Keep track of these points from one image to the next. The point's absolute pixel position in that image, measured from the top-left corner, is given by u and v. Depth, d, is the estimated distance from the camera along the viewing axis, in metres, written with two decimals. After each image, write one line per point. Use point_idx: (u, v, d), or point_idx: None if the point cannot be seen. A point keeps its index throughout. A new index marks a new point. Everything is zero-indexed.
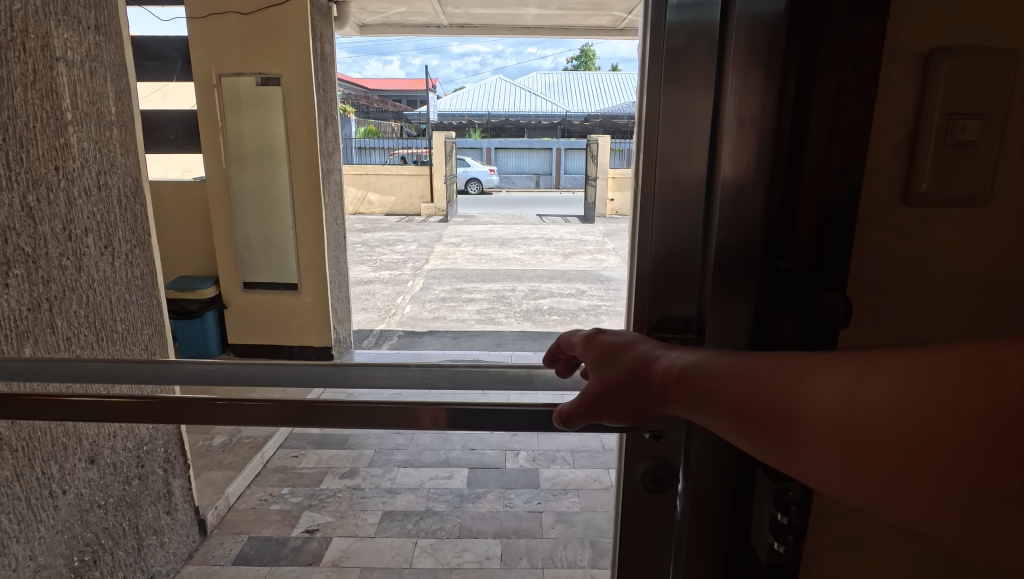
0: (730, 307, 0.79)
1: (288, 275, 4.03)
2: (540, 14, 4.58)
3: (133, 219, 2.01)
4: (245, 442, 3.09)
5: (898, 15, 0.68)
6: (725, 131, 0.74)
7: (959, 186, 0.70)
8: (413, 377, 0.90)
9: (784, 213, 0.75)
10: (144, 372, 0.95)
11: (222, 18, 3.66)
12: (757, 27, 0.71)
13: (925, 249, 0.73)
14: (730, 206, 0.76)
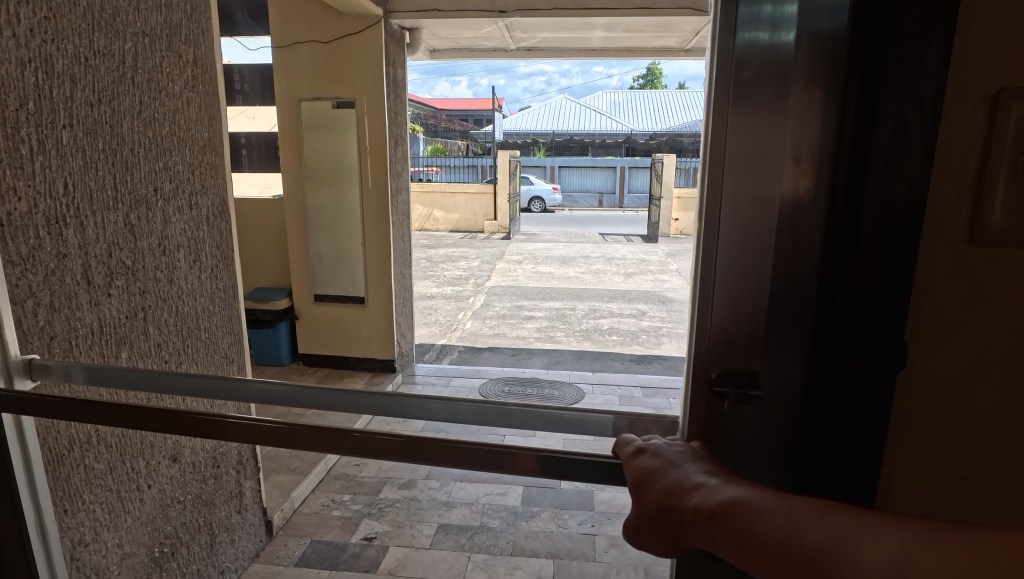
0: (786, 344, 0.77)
1: (356, 289, 4.20)
2: (606, 36, 4.61)
3: (218, 236, 2.17)
4: None
5: (963, 52, 0.68)
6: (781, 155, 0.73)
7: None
8: (461, 413, 0.88)
9: (843, 241, 0.74)
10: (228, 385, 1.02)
11: (303, 47, 3.89)
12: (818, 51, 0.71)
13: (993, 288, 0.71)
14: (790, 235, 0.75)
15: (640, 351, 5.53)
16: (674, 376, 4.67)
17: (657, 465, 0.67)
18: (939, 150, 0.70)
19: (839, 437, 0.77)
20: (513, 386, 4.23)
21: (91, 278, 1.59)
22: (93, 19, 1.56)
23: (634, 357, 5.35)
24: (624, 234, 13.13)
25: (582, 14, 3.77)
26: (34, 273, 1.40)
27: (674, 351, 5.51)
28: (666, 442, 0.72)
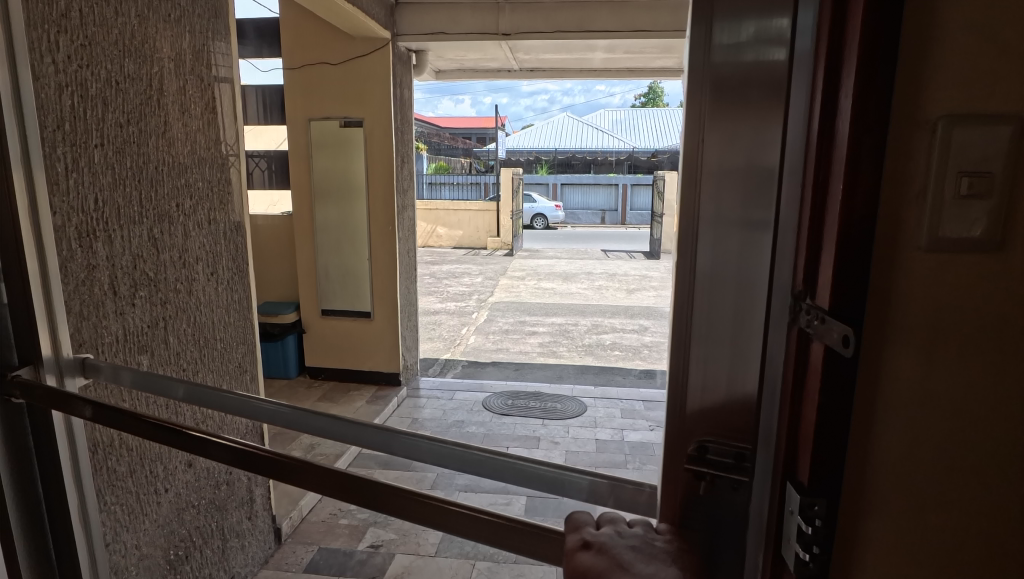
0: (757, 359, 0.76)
1: (362, 303, 4.28)
2: (607, 58, 4.74)
3: (234, 250, 2.26)
4: (318, 458, 3.28)
5: (912, 60, 0.56)
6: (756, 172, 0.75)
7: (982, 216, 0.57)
8: (437, 453, 1.00)
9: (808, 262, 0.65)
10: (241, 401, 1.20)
11: (313, 68, 4.02)
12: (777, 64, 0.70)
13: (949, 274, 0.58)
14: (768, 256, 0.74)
15: (643, 365, 5.59)
16: None
17: (601, 565, 0.81)
18: (891, 162, 0.57)
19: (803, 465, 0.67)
20: (516, 400, 4.29)
21: (118, 289, 1.67)
22: (124, 45, 1.67)
23: (636, 371, 5.42)
24: (626, 250, 13.26)
25: (584, 36, 3.89)
26: (67, 284, 1.49)
27: None
28: (616, 532, 0.87)
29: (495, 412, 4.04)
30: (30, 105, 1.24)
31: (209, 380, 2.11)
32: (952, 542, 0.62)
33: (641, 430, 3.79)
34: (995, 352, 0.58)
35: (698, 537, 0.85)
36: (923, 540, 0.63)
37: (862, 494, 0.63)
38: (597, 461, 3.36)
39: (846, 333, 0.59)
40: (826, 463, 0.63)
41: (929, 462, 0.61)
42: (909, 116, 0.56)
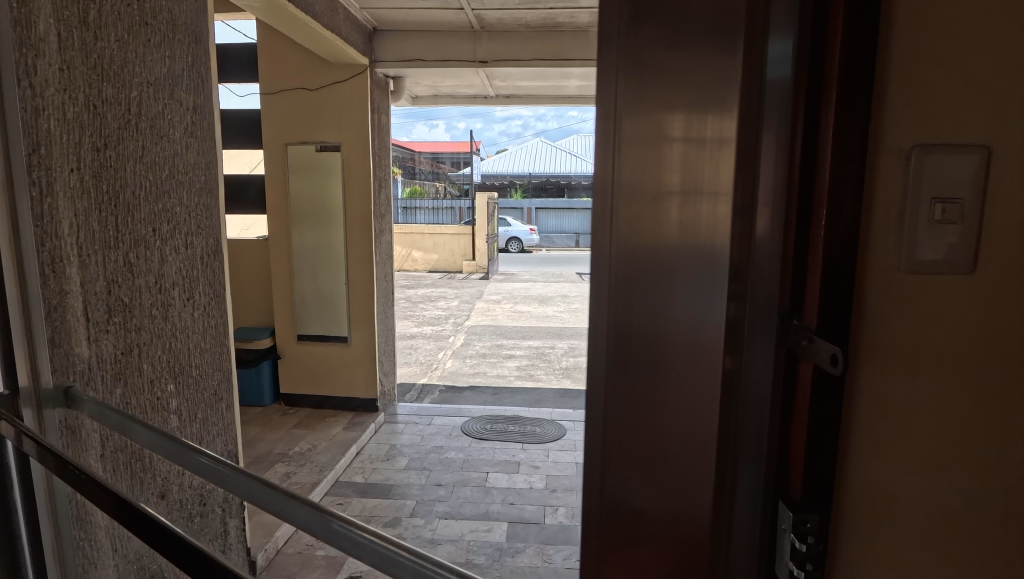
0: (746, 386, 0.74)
1: (339, 328, 4.23)
2: (582, 85, 4.84)
3: (211, 274, 2.23)
4: (294, 487, 3.20)
5: (886, 93, 0.60)
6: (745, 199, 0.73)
7: (954, 242, 0.62)
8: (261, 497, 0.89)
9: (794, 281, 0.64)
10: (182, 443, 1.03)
11: (291, 93, 4.03)
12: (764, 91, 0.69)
13: (920, 292, 0.62)
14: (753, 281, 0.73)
15: None
16: None
17: None
18: (871, 187, 0.62)
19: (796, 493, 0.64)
20: (495, 424, 4.26)
21: (91, 316, 1.63)
22: (102, 70, 1.66)
23: None
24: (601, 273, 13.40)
25: (560, 65, 3.98)
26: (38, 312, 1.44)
27: None
28: None
29: (474, 437, 4.00)
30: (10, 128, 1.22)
31: (183, 408, 2.06)
32: (933, 545, 0.66)
33: None
34: (971, 368, 0.63)
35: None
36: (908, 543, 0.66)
37: (848, 499, 0.66)
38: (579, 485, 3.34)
39: (835, 353, 0.59)
40: (817, 477, 0.63)
41: (909, 469, 0.65)
42: (886, 145, 0.61)
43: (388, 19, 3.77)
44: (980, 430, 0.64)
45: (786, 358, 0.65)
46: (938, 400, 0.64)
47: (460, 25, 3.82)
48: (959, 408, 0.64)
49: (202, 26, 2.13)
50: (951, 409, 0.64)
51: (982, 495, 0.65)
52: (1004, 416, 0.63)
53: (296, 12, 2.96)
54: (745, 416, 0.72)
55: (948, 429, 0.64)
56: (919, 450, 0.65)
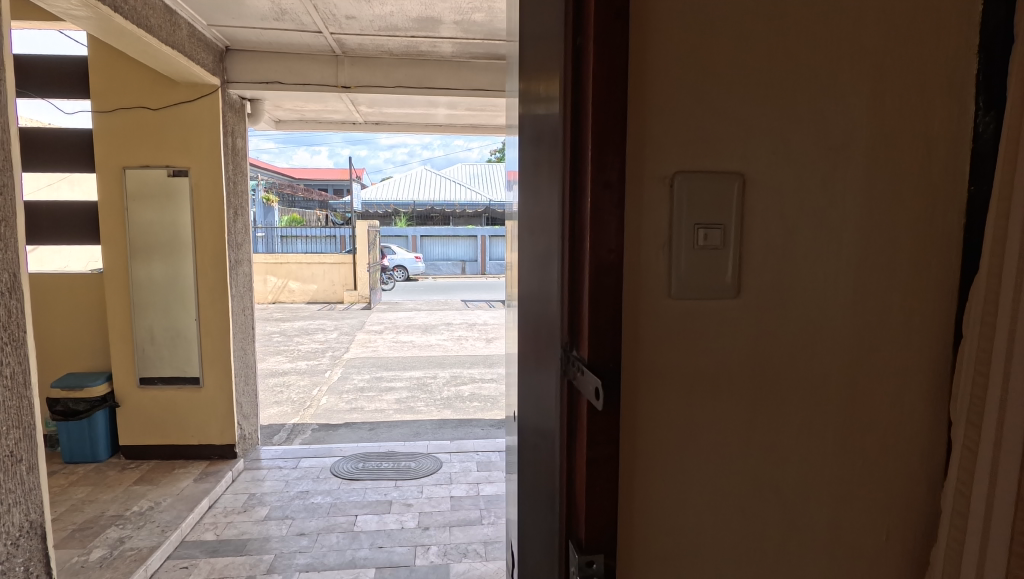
0: (539, 416, 0.69)
1: (189, 369, 3.84)
2: (451, 114, 4.85)
3: (6, 315, 1.92)
4: (127, 555, 2.81)
5: (643, 120, 0.60)
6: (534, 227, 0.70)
7: (717, 266, 0.63)
8: None
9: (571, 306, 0.61)
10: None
11: (129, 112, 3.66)
12: (543, 120, 0.67)
13: (691, 317, 0.63)
14: (539, 310, 0.69)
15: (500, 416, 5.61)
16: None
17: None
18: (635, 214, 0.61)
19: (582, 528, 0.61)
20: (368, 462, 4.05)
21: None
22: None
23: (494, 422, 5.42)
24: (486, 300, 13.51)
25: (426, 93, 3.97)
26: None
27: None
28: None
29: (345, 478, 3.77)
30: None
31: None
32: (720, 567, 0.67)
33: (496, 482, 3.75)
34: (742, 392, 0.65)
35: None
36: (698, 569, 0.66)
37: (639, 531, 0.64)
38: (452, 520, 3.23)
39: (598, 385, 0.55)
40: (603, 513, 0.60)
41: (693, 493, 0.65)
42: (650, 172, 0.61)
43: (240, 38, 3.55)
44: (751, 446, 0.66)
45: (568, 391, 0.62)
46: (716, 421, 0.65)
47: (320, 48, 3.70)
48: (737, 427, 0.65)
49: None
50: (728, 428, 0.65)
51: (756, 507, 0.67)
52: (769, 429, 0.66)
53: (126, 25, 2.68)
54: (542, 458, 0.69)
55: (726, 449, 0.65)
56: (702, 472, 0.65)
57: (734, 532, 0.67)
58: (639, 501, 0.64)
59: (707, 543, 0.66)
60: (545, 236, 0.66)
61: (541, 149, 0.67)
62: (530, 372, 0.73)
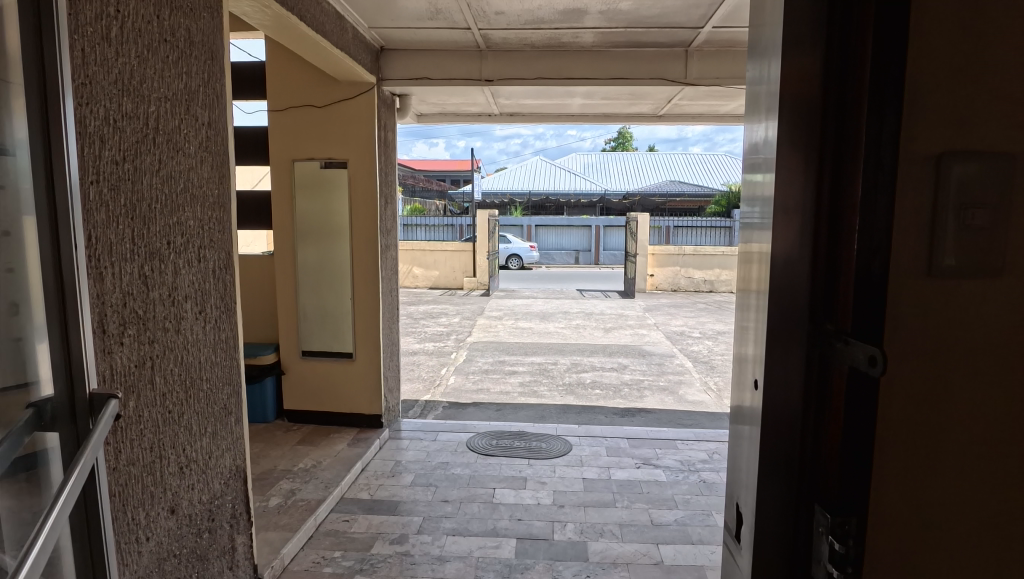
0: (777, 387, 0.73)
1: (344, 344, 4.22)
2: (584, 104, 4.88)
3: (223, 288, 2.23)
4: (299, 504, 3.17)
5: (905, 105, 0.61)
6: (776, 209, 0.72)
7: (984, 243, 0.59)
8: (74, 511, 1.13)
9: (828, 282, 0.68)
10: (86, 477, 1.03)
11: (299, 110, 4.07)
12: (799, 104, 0.69)
13: (951, 296, 0.60)
14: (783, 287, 0.72)
15: (624, 405, 5.60)
16: (657, 428, 4.75)
17: None
18: (895, 196, 0.62)
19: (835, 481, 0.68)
20: (501, 440, 4.24)
21: (107, 327, 1.65)
22: (123, 85, 1.69)
23: (617, 411, 5.44)
24: (601, 290, 13.44)
25: (563, 83, 4.04)
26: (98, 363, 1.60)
27: (656, 404, 5.63)
28: None
29: (481, 453, 3.98)
30: (50, 107, 1.14)
31: (194, 423, 2.06)
32: (977, 559, 0.63)
33: (627, 468, 3.78)
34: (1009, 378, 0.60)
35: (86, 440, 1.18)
36: (949, 558, 0.63)
37: (882, 507, 0.64)
38: (586, 501, 3.32)
39: (873, 355, 0.62)
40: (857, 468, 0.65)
41: (947, 478, 0.62)
42: (909, 156, 0.61)
43: (395, 38, 3.82)
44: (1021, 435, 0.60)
45: (821, 358, 0.69)
46: (977, 406, 0.61)
47: (466, 44, 3.89)
48: (1002, 415, 0.61)
49: (217, 41, 2.15)
50: (990, 414, 0.61)
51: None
52: None
53: (307, 31, 2.99)
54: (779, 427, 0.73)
55: (986, 436, 0.61)
56: (955, 457, 0.62)
57: (998, 527, 0.62)
58: (882, 476, 0.64)
59: (961, 533, 0.63)
60: (792, 219, 0.70)
61: (797, 133, 0.69)
62: (761, 347, 0.76)
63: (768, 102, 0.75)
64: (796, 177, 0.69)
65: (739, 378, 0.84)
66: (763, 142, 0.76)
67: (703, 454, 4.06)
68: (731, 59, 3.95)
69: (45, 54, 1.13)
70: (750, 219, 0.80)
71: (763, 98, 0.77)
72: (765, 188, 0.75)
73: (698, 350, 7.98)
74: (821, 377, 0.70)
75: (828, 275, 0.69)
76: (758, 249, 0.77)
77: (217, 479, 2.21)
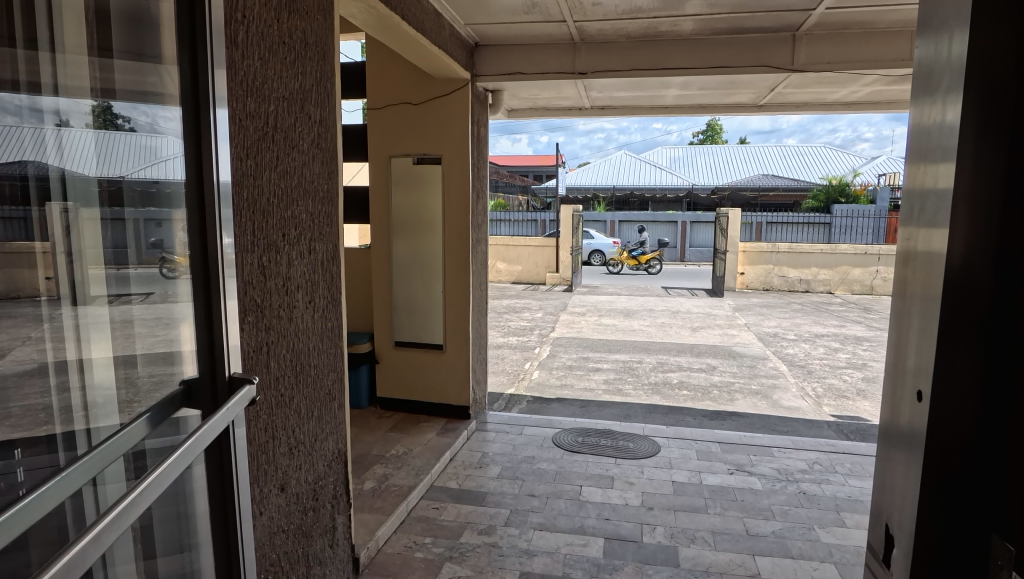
0: (945, 399, 0.65)
1: (434, 335, 4.33)
2: (679, 95, 4.72)
3: (330, 280, 2.34)
4: (392, 489, 3.28)
5: None
6: (954, 203, 0.63)
7: None
8: None
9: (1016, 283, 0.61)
10: (223, 422, 1.06)
11: (396, 107, 4.19)
12: (985, 85, 0.61)
13: None
14: (956, 287, 0.63)
15: (713, 407, 5.40)
16: (750, 433, 4.54)
17: None
18: None
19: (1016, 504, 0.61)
20: (587, 437, 4.20)
21: None
22: (248, 86, 1.79)
23: (706, 413, 5.25)
24: (688, 288, 13.03)
25: (660, 74, 3.92)
26: None
27: (748, 408, 5.38)
28: None
29: (566, 450, 3.96)
30: (203, 124, 1.15)
31: (302, 407, 2.17)
32: None
33: (719, 474, 3.64)
34: None
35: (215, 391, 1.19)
36: None
37: None
38: (676, 504, 3.22)
39: None
40: None
41: None
42: None
43: (489, 34, 3.85)
44: None
45: (1003, 365, 0.62)
46: None
47: (560, 37, 3.86)
48: None
49: (330, 43, 2.26)
50: None
51: None
52: None
53: (407, 29, 3.08)
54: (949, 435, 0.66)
55: None
56: None
57: None
58: None
59: None
60: (967, 215, 0.63)
61: (982, 113, 0.61)
62: (922, 353, 0.68)
63: (939, 85, 0.66)
64: (984, 163, 0.61)
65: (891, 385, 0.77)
66: (932, 130, 0.67)
67: (803, 463, 3.84)
68: (844, 42, 3.69)
69: (201, 69, 1.13)
70: (914, 213, 0.71)
71: (928, 78, 0.69)
72: (934, 181, 0.67)
73: (794, 353, 7.56)
74: (1003, 386, 0.63)
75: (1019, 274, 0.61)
76: (924, 248, 0.68)
77: (321, 459, 2.32)
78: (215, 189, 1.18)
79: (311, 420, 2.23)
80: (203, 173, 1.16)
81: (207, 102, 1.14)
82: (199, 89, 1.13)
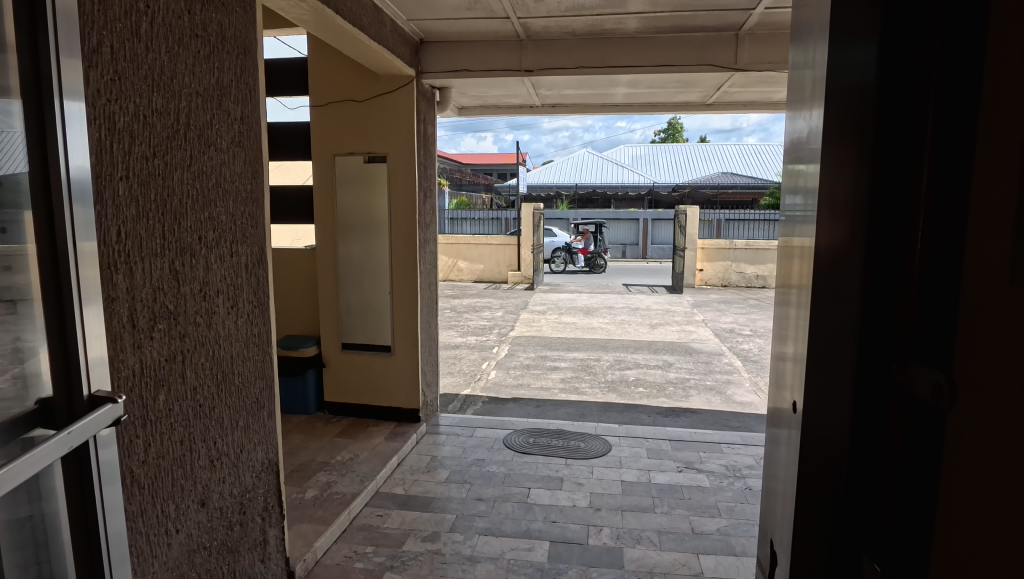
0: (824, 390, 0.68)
1: (382, 337, 4.24)
2: (629, 93, 4.72)
3: (256, 284, 2.24)
4: (334, 497, 3.18)
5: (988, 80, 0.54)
6: (821, 202, 0.70)
7: None
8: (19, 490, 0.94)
9: (883, 286, 0.61)
10: (64, 446, 0.93)
11: (340, 105, 4.08)
12: (852, 85, 0.65)
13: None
14: (829, 275, 0.68)
15: (667, 404, 5.44)
16: (701, 429, 4.58)
17: None
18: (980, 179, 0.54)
19: (889, 509, 0.62)
20: (538, 438, 4.17)
21: (136, 322, 1.64)
22: (153, 80, 1.69)
23: (661, 410, 5.29)
24: (649, 285, 13.16)
25: (607, 72, 3.90)
26: (126, 357, 1.60)
27: (701, 405, 5.44)
28: None
29: (517, 451, 3.92)
30: (48, 112, 1.00)
31: (226, 417, 2.07)
32: None
33: (668, 472, 3.65)
34: None
35: (75, 410, 1.04)
36: None
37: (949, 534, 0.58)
38: (623, 504, 3.22)
39: (939, 386, 0.56)
40: (916, 486, 0.59)
41: None
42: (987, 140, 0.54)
43: (434, 30, 3.77)
44: None
45: (876, 367, 0.63)
46: None
47: (506, 34, 3.81)
48: None
49: (250, 37, 2.15)
50: None
51: None
52: None
53: (344, 24, 2.96)
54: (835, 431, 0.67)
55: None
56: None
57: None
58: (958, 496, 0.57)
59: None
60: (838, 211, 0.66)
61: (850, 112, 0.65)
62: (807, 342, 0.72)
63: (808, 89, 0.75)
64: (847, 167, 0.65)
65: (778, 378, 0.84)
66: (807, 132, 0.75)
67: (750, 459, 3.88)
68: (785, 43, 3.73)
69: (40, 49, 0.98)
70: (796, 212, 0.77)
71: (811, 86, 0.75)
72: (814, 181, 0.73)
73: (749, 349, 7.69)
74: (877, 392, 0.63)
75: (886, 282, 0.61)
76: (800, 244, 0.75)
77: (249, 471, 2.22)
78: (65, 186, 1.02)
79: (238, 430, 2.14)
80: (49, 166, 1.00)
81: (52, 92, 0.99)
82: (41, 77, 0.99)
